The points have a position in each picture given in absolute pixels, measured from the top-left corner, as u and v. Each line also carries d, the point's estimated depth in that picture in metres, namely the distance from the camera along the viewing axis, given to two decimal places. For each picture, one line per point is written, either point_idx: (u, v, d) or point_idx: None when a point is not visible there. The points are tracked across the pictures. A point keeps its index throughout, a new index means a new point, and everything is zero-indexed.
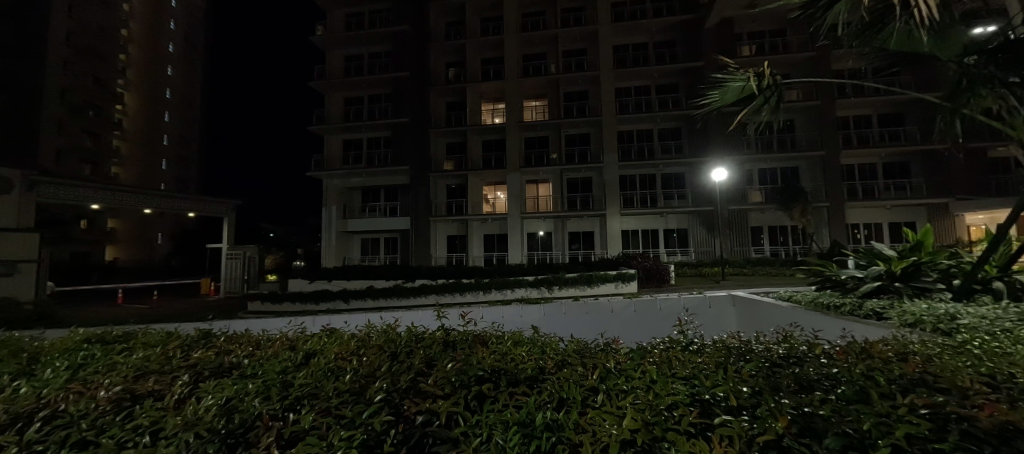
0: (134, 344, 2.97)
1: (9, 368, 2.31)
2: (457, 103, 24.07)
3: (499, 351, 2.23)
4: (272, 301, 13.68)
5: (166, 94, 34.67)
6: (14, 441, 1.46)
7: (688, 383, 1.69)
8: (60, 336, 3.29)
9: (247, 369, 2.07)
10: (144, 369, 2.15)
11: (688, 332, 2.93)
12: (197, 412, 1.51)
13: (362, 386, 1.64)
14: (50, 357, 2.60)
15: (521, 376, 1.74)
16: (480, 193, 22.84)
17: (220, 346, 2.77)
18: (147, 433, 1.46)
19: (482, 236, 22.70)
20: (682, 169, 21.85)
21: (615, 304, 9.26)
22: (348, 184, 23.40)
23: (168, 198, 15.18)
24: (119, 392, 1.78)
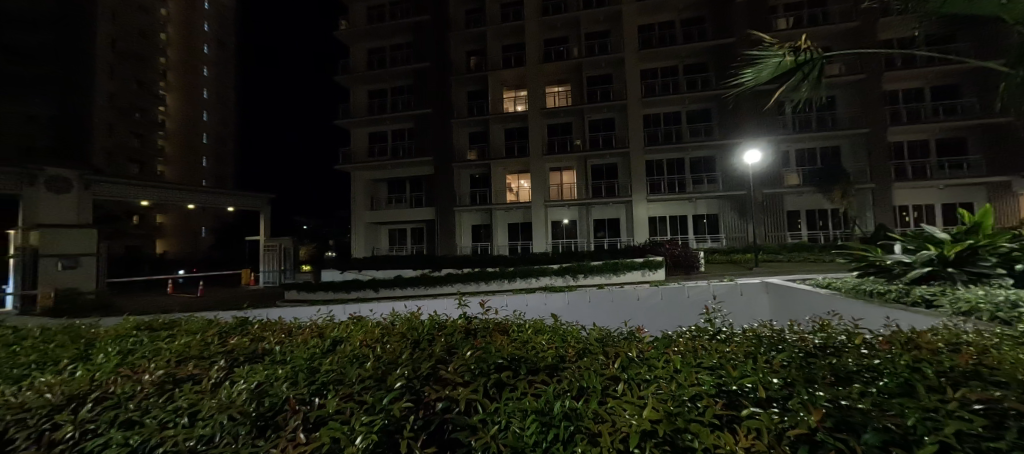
0: (177, 332, 3.16)
1: (68, 354, 2.51)
2: (478, 93, 23.95)
3: (519, 340, 2.22)
4: (306, 290, 14.33)
5: (203, 95, 36.37)
6: (69, 420, 1.58)
7: (713, 373, 1.63)
8: (115, 322, 3.58)
9: (277, 355, 2.16)
10: (184, 355, 2.30)
11: (716, 320, 2.81)
12: (228, 398, 1.57)
13: (384, 372, 1.67)
14: (103, 343, 2.83)
15: (540, 365, 1.72)
16: (503, 181, 22.81)
17: (254, 333, 2.91)
18: (182, 414, 1.54)
19: (506, 225, 22.70)
20: (711, 153, 21.00)
21: (641, 291, 9.12)
22: (374, 176, 23.87)
23: (209, 193, 15.99)
24: (160, 376, 1.90)
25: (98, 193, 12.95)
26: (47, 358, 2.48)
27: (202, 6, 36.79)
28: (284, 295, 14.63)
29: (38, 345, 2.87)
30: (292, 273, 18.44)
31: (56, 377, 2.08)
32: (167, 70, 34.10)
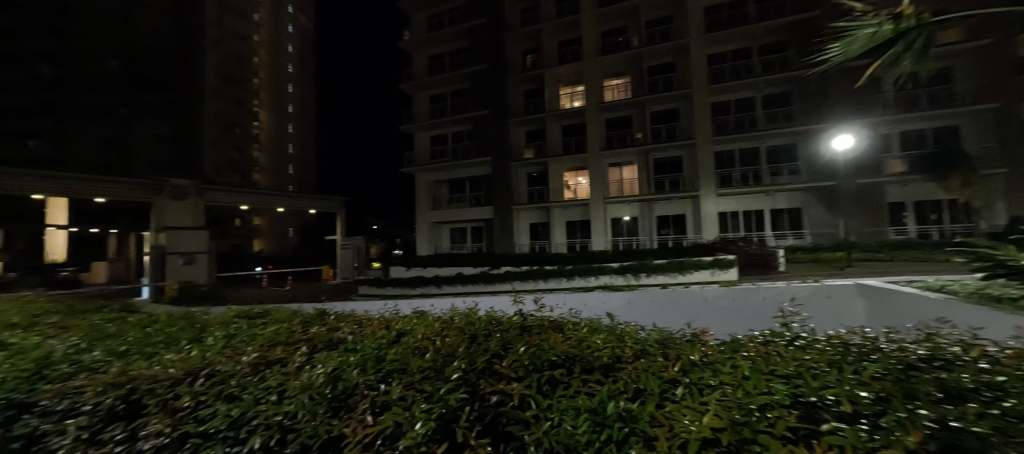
0: (269, 320, 3.59)
1: (188, 336, 2.98)
2: (534, 91, 24.01)
3: (574, 339, 2.19)
4: (376, 285, 15.47)
5: (289, 109, 40.67)
6: (186, 390, 1.86)
7: (788, 381, 1.48)
8: (222, 309, 4.15)
9: (351, 344, 2.37)
10: (275, 341, 2.61)
11: (793, 325, 2.54)
12: (309, 380, 1.75)
13: (442, 365, 1.75)
14: (214, 328, 3.30)
15: (594, 365, 1.69)
16: (561, 179, 22.62)
17: (331, 323, 3.21)
18: (270, 392, 1.75)
19: (564, 223, 22.43)
20: (792, 140, 18.98)
21: (708, 292, 8.56)
22: (436, 177, 25.01)
23: (294, 197, 17.89)
24: (255, 358, 2.17)
25: (207, 199, 15.14)
26: (172, 339, 2.95)
27: (287, 29, 41.14)
28: (358, 290, 15.91)
29: (168, 327, 3.44)
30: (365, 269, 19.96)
31: (177, 355, 2.47)
32: (260, 89, 38.69)
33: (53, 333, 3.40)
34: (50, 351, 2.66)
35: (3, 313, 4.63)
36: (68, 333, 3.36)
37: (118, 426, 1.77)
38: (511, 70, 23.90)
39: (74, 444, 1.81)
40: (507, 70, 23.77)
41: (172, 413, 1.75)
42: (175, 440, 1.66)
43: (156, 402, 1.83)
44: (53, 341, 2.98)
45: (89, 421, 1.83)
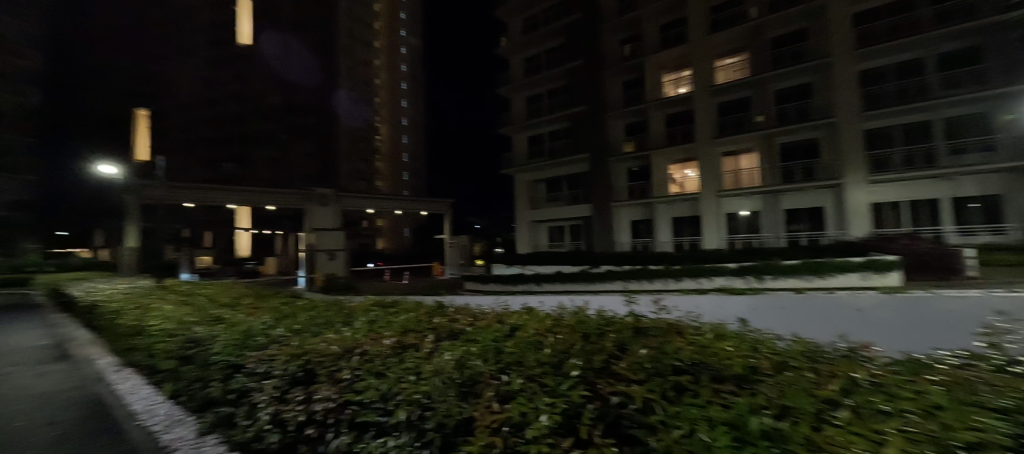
0: (398, 310, 4.04)
1: (338, 320, 3.52)
2: (633, 82, 22.92)
3: (699, 343, 2.00)
4: (480, 281, 16.57)
5: (403, 123, 46.17)
6: (345, 364, 2.17)
7: (1016, 420, 1.11)
8: (360, 300, 4.79)
9: (470, 335, 2.54)
10: (408, 328, 2.95)
11: (1009, 345, 1.92)
12: (440, 364, 1.91)
13: (558, 360, 1.76)
14: (358, 314, 3.86)
15: (727, 373, 1.51)
16: (665, 173, 21.22)
17: (450, 315, 3.50)
18: (406, 371, 1.93)
19: (670, 220, 20.85)
20: (986, 108, 14.75)
21: (864, 303, 7.26)
22: (534, 177, 25.58)
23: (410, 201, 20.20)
24: (393, 341, 2.43)
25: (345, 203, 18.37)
26: (329, 322, 3.51)
27: (401, 51, 46.57)
28: (464, 285, 17.19)
29: (324, 312, 4.10)
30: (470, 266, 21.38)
31: (334, 335, 2.91)
32: (381, 107, 44.76)
33: (251, 312, 4.37)
34: (251, 326, 3.37)
35: (220, 295, 6.08)
36: (257, 313, 4.23)
37: (299, 390, 2.14)
38: (608, 62, 23.21)
39: (270, 400, 2.24)
40: (604, 63, 23.14)
41: (336, 383, 2.04)
42: (339, 407, 1.92)
43: (323, 371, 2.16)
44: (246, 319, 3.78)
45: (279, 382, 2.25)
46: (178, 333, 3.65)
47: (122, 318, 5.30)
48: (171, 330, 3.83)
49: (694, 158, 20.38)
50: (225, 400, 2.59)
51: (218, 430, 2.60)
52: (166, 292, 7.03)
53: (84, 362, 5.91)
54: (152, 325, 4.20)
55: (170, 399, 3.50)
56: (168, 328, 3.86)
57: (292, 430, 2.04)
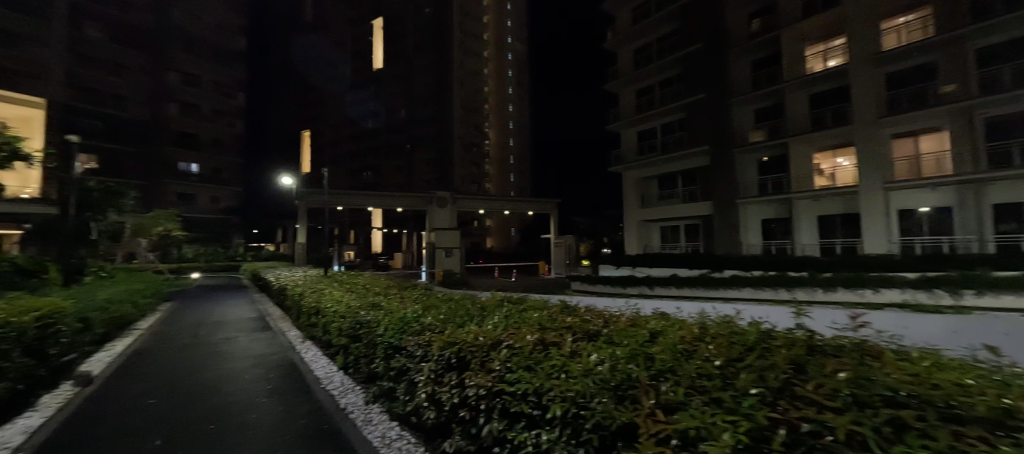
0: (526, 305, 4.09)
1: (476, 312, 3.75)
2: (766, 60, 20.15)
3: (925, 366, 1.50)
4: (589, 283, 16.43)
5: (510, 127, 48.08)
6: (496, 356, 2.25)
7: None
8: (488, 293, 4.92)
9: (607, 335, 2.38)
10: (540, 324, 2.92)
11: None
12: (585, 365, 1.80)
13: (728, 372, 1.47)
14: (491, 307, 4.05)
15: (993, 415, 1.06)
16: (809, 163, 18.13)
17: (579, 314, 3.37)
18: (555, 371, 1.84)
19: (815, 218, 17.95)
20: None
21: None
22: (643, 173, 24.23)
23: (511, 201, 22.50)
24: (535, 337, 2.40)
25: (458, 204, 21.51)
26: (469, 314, 3.61)
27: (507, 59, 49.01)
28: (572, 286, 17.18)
29: (458, 304, 4.33)
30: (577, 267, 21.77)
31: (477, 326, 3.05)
32: (490, 114, 48.42)
33: (404, 299, 5.01)
34: (405, 314, 3.74)
35: (378, 284, 7.13)
36: (404, 301, 4.80)
37: (453, 374, 2.44)
38: (733, 41, 20.79)
39: (426, 380, 2.66)
40: (728, 43, 20.80)
41: (489, 374, 2.15)
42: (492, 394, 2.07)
43: (476, 360, 2.32)
44: (399, 307, 4.22)
45: (435, 366, 2.60)
46: (349, 315, 4.54)
47: (303, 301, 6.80)
48: (341, 312, 4.91)
49: (852, 143, 17.01)
50: (387, 376, 3.23)
51: (380, 400, 3.45)
52: (336, 280, 8.58)
53: (277, 334, 7.75)
54: (329, 308, 5.39)
55: (340, 369, 4.88)
56: (340, 309, 5.04)
57: (446, 409, 2.41)
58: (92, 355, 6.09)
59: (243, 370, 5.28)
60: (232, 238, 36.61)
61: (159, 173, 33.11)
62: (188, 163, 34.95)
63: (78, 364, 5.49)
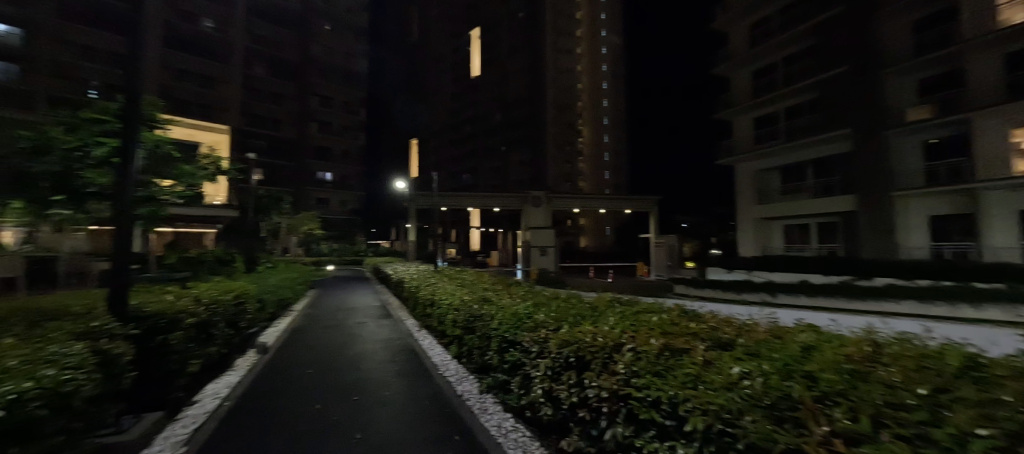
0: (639, 308, 3.89)
1: (587, 311, 3.74)
2: (938, 17, 15.98)
3: None
4: (697, 286, 15.32)
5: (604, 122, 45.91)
6: (619, 360, 2.23)
7: None
8: (595, 294, 4.85)
9: (747, 346, 2.11)
10: (662, 330, 2.74)
11: None
12: (729, 382, 1.63)
13: (941, 400, 1.15)
14: (602, 307, 3.98)
15: None
16: (1003, 143, 14.10)
17: (705, 321, 3.07)
18: (689, 380, 1.75)
19: (1015, 214, 13.77)
20: None
21: None
22: (763, 165, 21.53)
23: (604, 199, 23.95)
24: (660, 342, 2.31)
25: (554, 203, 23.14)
26: (580, 314, 3.62)
27: (602, 52, 46.33)
28: (676, 288, 16.25)
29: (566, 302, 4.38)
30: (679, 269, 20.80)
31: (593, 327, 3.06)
32: (584, 110, 46.10)
33: (513, 295, 5.28)
34: (518, 310, 3.93)
35: (488, 279, 7.65)
36: (513, 297, 5.05)
37: (572, 374, 2.54)
38: None
39: (543, 377, 2.83)
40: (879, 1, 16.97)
41: (612, 377, 2.18)
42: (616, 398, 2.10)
43: (597, 362, 2.36)
44: (510, 303, 4.44)
45: (552, 364, 2.74)
46: (465, 309, 5.01)
47: (421, 293, 7.73)
48: (456, 306, 5.46)
49: None
50: (502, 369, 3.56)
51: (494, 392, 3.79)
52: (449, 275, 9.47)
53: (398, 321, 8.87)
54: (446, 301, 6.03)
55: (454, 359, 5.49)
56: (455, 303, 5.61)
57: (565, 406, 2.56)
58: (266, 329, 7.69)
59: (375, 351, 6.19)
60: (356, 236, 42.57)
61: (306, 182, 40.19)
62: (323, 172, 41.60)
63: (259, 335, 7.03)
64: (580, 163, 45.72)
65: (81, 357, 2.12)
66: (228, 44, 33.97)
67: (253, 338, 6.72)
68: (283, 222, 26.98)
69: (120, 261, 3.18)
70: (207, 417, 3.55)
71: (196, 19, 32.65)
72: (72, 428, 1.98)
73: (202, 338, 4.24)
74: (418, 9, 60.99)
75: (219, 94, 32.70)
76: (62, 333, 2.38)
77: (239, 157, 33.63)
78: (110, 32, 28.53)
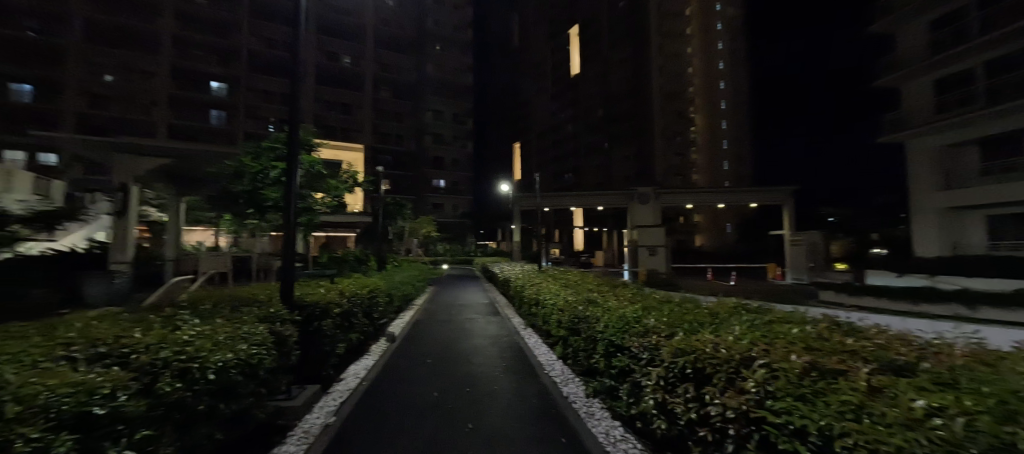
0: (772, 317, 3.29)
1: (706, 318, 3.31)
2: None
3: None
4: (849, 293, 12.46)
5: (722, 106, 40.79)
6: (749, 376, 1.91)
7: None
8: (715, 299, 4.29)
9: (941, 372, 1.58)
10: (807, 345, 2.26)
11: None
12: (910, 414, 1.24)
13: None
14: (724, 314, 3.47)
15: None
16: None
17: (872, 337, 2.42)
18: (848, 409, 1.39)
19: None
20: None
21: None
22: (951, 139, 16.26)
23: (722, 192, 21.29)
24: (804, 358, 1.91)
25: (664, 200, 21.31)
26: (698, 320, 3.23)
27: (716, 27, 41.40)
28: (821, 296, 13.39)
29: (679, 307, 3.97)
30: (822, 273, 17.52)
31: (713, 335, 2.69)
32: (695, 95, 41.89)
33: (617, 297, 5.01)
34: (624, 313, 3.70)
35: (591, 281, 7.48)
36: (619, 299, 4.80)
37: (689, 386, 2.27)
38: None
39: (654, 387, 2.59)
40: None
41: (739, 395, 1.87)
42: (748, 422, 1.79)
43: (721, 376, 2.05)
44: (616, 305, 4.22)
45: (664, 374, 2.49)
46: (569, 310, 4.96)
47: (526, 293, 7.93)
48: (561, 306, 5.45)
49: None
50: (609, 373, 3.40)
51: (600, 397, 3.64)
52: (551, 275, 9.57)
53: (504, 319, 9.30)
54: (550, 301, 6.07)
55: (560, 359, 5.49)
56: (559, 303, 5.61)
57: (681, 422, 2.30)
58: (394, 321, 8.85)
59: (485, 346, 6.57)
60: (467, 237, 46.06)
61: (423, 189, 45.23)
62: (438, 180, 46.14)
63: (390, 325, 8.16)
64: (693, 155, 41.68)
65: (262, 335, 2.72)
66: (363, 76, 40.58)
67: (384, 328, 7.78)
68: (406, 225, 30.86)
69: (287, 259, 3.91)
70: (349, 393, 4.21)
71: (340, 59, 39.81)
72: (254, 392, 2.57)
73: (346, 324, 5.07)
74: (517, 18, 63.41)
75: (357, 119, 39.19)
76: (250, 316, 3.09)
77: (373, 171, 39.68)
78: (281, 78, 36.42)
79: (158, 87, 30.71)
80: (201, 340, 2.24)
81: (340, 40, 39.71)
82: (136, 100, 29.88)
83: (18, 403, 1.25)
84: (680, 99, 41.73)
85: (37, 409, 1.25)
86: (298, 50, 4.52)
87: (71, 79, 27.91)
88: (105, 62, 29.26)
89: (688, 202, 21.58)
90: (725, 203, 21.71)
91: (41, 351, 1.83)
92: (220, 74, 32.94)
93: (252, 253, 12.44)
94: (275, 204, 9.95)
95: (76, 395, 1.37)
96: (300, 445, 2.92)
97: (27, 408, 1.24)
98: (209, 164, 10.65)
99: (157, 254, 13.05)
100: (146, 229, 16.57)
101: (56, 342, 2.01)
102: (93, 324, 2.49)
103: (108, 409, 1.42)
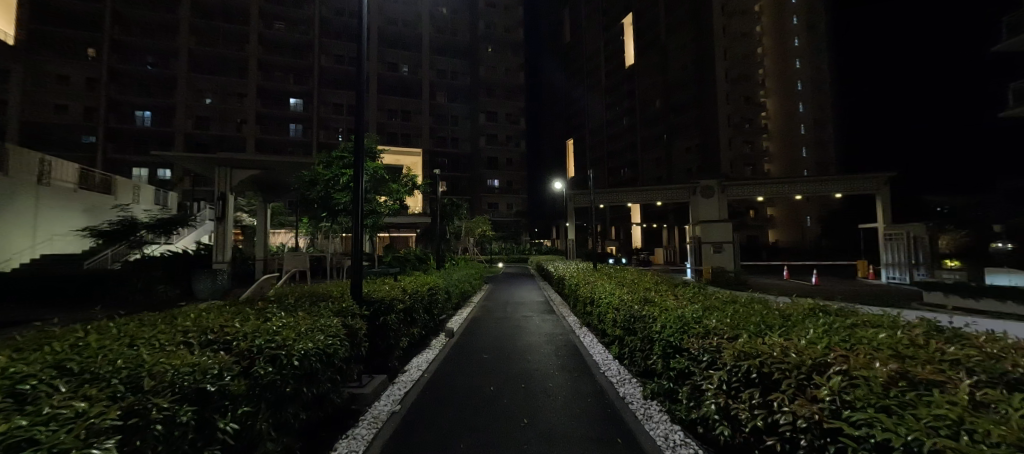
0: (856, 320, 2.95)
1: (777, 320, 3.01)
2: None
3: None
4: (956, 293, 10.39)
5: (798, 87, 38.62)
6: (822, 384, 1.78)
7: None
8: (790, 300, 3.91)
9: None
10: (899, 353, 2.01)
11: None
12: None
13: None
14: (797, 316, 3.17)
15: None
16: None
17: (984, 347, 2.10)
18: (942, 426, 1.28)
19: None
20: None
21: None
22: None
23: (800, 183, 19.21)
24: (894, 368, 1.73)
25: (729, 193, 19.71)
26: (767, 321, 3.00)
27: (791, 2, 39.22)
28: (925, 297, 11.43)
29: (746, 308, 3.69)
30: (926, 269, 15.07)
31: (783, 339, 2.50)
32: (767, 77, 38.81)
33: (676, 296, 4.77)
34: (684, 313, 3.54)
35: (648, 279, 7.29)
36: (679, 298, 4.57)
37: (755, 392, 2.13)
38: None
39: (717, 391, 2.46)
40: None
41: (814, 403, 1.75)
42: (822, 433, 1.68)
43: (790, 384, 1.93)
44: (674, 304, 4.04)
45: (727, 378, 2.36)
46: (625, 309, 4.84)
47: (582, 292, 7.82)
48: (617, 305, 5.34)
49: None
50: (667, 375, 3.27)
51: (659, 399, 3.50)
52: (605, 273, 9.47)
53: (559, 317, 9.26)
54: (606, 299, 5.99)
55: (616, 359, 5.36)
56: (614, 301, 5.50)
57: (746, 429, 2.16)
58: (451, 317, 9.21)
59: (540, 343, 6.63)
60: (521, 236, 46.47)
61: (478, 190, 46.47)
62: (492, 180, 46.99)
63: (447, 321, 8.53)
64: (765, 142, 38.42)
65: (335, 327, 3.03)
66: (419, 83, 42.88)
67: (443, 323, 8.15)
68: (462, 225, 32.09)
69: (356, 258, 4.26)
70: (411, 384, 4.49)
71: (399, 69, 42.41)
72: (331, 378, 2.87)
73: (408, 319, 5.41)
74: (569, 12, 62.44)
75: (416, 125, 41.73)
76: (327, 310, 3.48)
77: (430, 173, 41.70)
78: (347, 89, 39.32)
79: (247, 106, 34.73)
80: (285, 330, 2.56)
81: (399, 51, 42.27)
82: (230, 119, 34.21)
83: (153, 380, 1.58)
84: (750, 82, 38.19)
85: (165, 384, 1.57)
86: (361, 63, 4.86)
87: (182, 102, 32.87)
88: (207, 87, 34.00)
89: (759, 194, 19.78)
90: (804, 193, 19.50)
91: (169, 337, 2.24)
92: (298, 91, 36.74)
93: (327, 254, 13.74)
94: (346, 207, 10.96)
95: (192, 374, 1.69)
96: (371, 430, 3.21)
97: (158, 384, 1.56)
98: (288, 173, 11.90)
99: (253, 256, 14.95)
100: (242, 233, 19.09)
101: (179, 329, 2.44)
102: (204, 314, 2.96)
103: (217, 387, 1.71)
